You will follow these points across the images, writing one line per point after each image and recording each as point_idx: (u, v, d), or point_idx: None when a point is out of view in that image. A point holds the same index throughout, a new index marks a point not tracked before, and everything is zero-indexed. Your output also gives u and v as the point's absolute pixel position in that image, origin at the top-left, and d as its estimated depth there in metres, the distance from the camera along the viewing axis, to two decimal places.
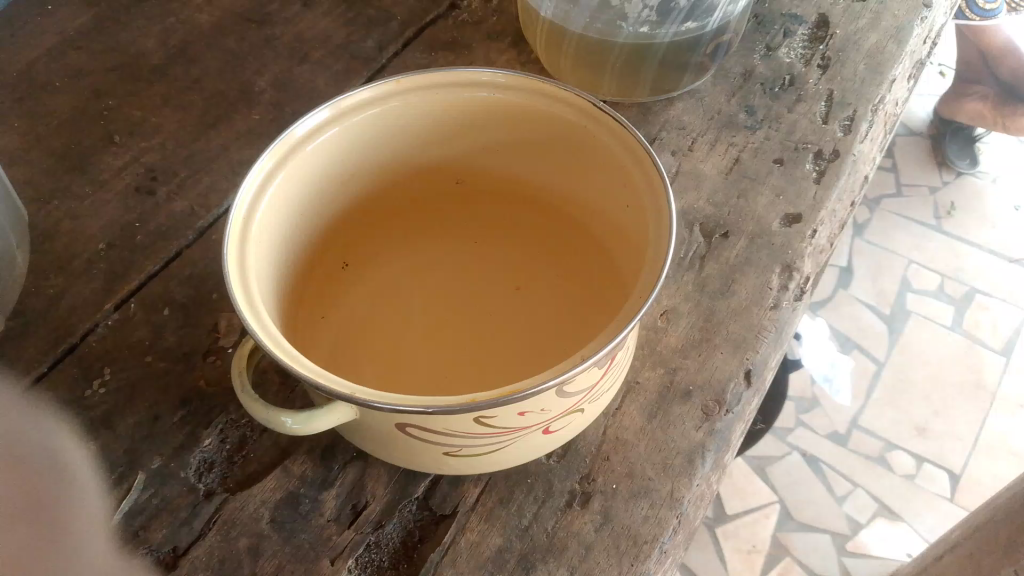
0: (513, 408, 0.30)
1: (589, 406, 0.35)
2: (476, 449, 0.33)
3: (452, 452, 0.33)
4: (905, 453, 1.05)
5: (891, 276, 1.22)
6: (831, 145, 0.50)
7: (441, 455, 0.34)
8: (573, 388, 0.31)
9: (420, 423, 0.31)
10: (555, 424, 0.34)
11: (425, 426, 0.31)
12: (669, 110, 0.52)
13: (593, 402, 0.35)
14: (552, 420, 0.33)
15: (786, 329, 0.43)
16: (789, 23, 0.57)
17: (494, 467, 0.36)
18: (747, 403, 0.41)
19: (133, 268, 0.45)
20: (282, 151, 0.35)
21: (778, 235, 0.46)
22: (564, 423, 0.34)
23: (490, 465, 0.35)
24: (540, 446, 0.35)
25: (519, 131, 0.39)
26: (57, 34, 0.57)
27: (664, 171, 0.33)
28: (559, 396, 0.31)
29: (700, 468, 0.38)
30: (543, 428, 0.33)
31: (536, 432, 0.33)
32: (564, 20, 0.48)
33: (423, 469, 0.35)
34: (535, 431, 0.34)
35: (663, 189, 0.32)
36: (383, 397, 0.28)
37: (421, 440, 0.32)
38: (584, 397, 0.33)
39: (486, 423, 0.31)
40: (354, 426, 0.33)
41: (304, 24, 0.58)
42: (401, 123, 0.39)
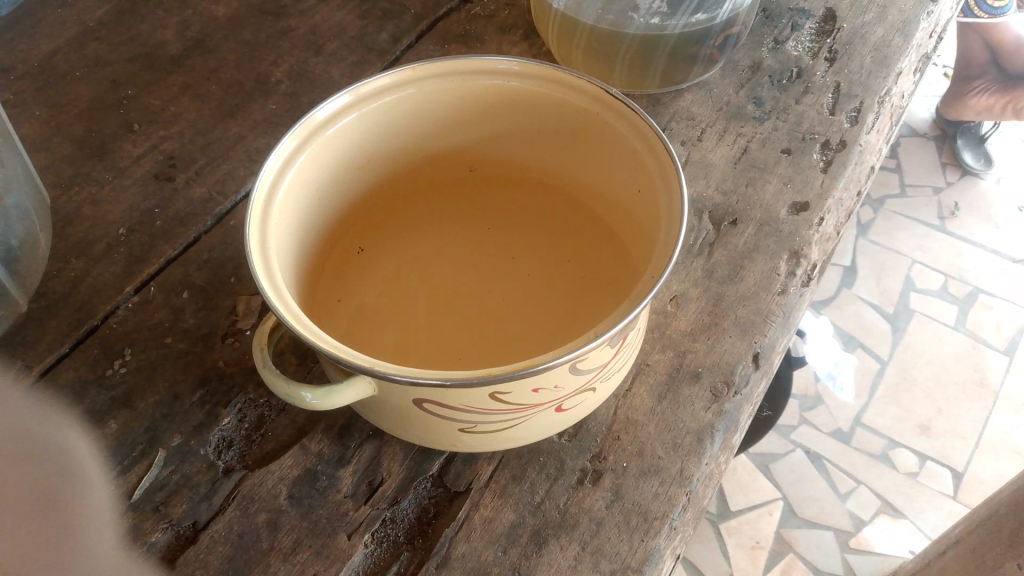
0: (527, 384, 0.31)
1: (600, 385, 0.35)
2: (491, 425, 0.34)
3: (467, 428, 0.34)
4: (908, 451, 1.05)
5: (895, 275, 1.22)
6: (839, 136, 0.50)
7: (456, 431, 0.34)
8: (585, 365, 0.32)
9: (437, 397, 0.31)
10: (568, 402, 0.34)
11: (442, 401, 0.31)
12: (678, 101, 0.53)
13: (605, 381, 0.35)
14: (564, 398, 0.34)
15: (794, 314, 0.44)
16: (797, 17, 0.58)
17: (507, 445, 0.36)
18: (755, 385, 0.41)
19: (153, 252, 0.46)
20: (303, 133, 0.35)
21: (786, 223, 0.46)
22: (576, 402, 0.35)
23: (503, 442, 0.36)
24: (554, 424, 0.36)
25: (532, 117, 0.40)
26: (76, 25, 0.58)
27: (675, 154, 0.34)
28: (573, 374, 0.32)
29: (709, 447, 0.39)
30: (556, 406, 0.34)
31: (549, 409, 0.34)
32: (576, 12, 0.49)
33: (437, 446, 0.36)
34: (548, 409, 0.34)
35: (674, 171, 0.33)
36: (400, 370, 0.29)
37: (436, 416, 0.33)
38: (596, 376, 0.34)
39: (500, 399, 0.32)
40: (371, 401, 0.34)
41: (319, 16, 0.59)
42: (418, 109, 0.40)
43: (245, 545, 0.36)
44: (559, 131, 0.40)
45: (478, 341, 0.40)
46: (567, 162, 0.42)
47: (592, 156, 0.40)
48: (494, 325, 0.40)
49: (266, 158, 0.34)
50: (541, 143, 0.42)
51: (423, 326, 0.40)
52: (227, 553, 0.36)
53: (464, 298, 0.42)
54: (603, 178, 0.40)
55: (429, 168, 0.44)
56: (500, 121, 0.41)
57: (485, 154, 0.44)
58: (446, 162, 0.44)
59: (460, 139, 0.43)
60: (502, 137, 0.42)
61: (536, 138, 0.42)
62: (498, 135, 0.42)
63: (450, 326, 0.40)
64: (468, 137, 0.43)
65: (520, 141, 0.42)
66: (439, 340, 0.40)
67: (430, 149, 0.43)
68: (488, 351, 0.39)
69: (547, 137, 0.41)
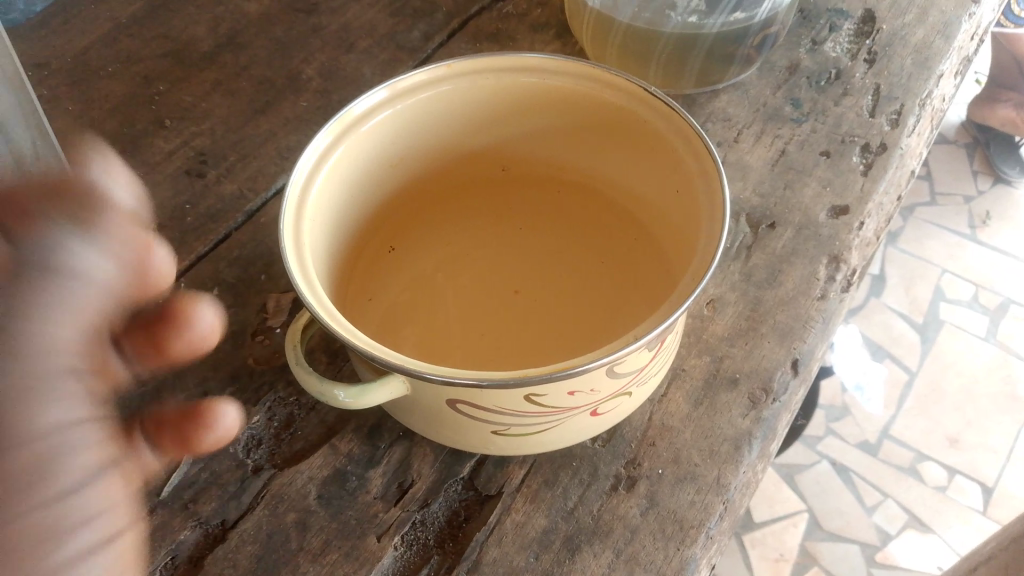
0: (564, 386, 0.30)
1: (636, 391, 0.34)
2: (525, 428, 0.33)
3: (500, 431, 0.33)
4: (937, 463, 1.03)
5: (925, 284, 1.20)
6: (879, 139, 0.49)
7: (489, 433, 0.34)
8: (622, 369, 0.31)
9: (470, 398, 0.31)
10: (603, 406, 0.34)
11: (476, 401, 0.31)
12: (714, 102, 0.52)
13: (641, 387, 0.35)
14: (600, 402, 0.33)
15: (833, 320, 0.43)
16: (835, 18, 0.56)
17: (539, 450, 0.36)
18: (793, 392, 0.40)
19: (183, 248, 0.46)
20: (338, 128, 0.35)
21: (825, 227, 0.45)
22: (612, 406, 0.34)
23: (531, 447, 0.35)
24: (591, 428, 0.35)
25: (567, 116, 0.40)
26: (109, 22, 0.58)
27: (716, 152, 0.33)
28: (611, 376, 0.31)
29: (746, 455, 0.38)
30: (591, 410, 0.33)
31: (583, 414, 0.33)
32: (611, 10, 0.48)
33: (469, 448, 0.35)
34: (583, 413, 0.34)
35: (715, 167, 0.33)
36: (434, 371, 0.28)
37: (468, 417, 0.32)
38: (632, 380, 0.33)
39: (535, 402, 0.31)
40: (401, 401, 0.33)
41: (350, 14, 0.59)
42: (454, 106, 0.39)
43: (274, 545, 0.36)
44: (595, 130, 0.40)
45: (509, 342, 0.39)
46: (605, 164, 0.41)
47: (629, 157, 0.39)
48: (527, 327, 0.40)
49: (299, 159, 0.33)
50: (579, 144, 0.41)
51: (452, 326, 0.40)
52: (255, 553, 0.35)
53: (497, 299, 0.41)
54: (641, 178, 0.40)
55: (462, 168, 0.44)
56: (538, 120, 0.41)
57: (517, 155, 0.43)
58: (479, 162, 0.44)
59: (494, 138, 0.42)
60: (537, 137, 0.42)
61: (572, 138, 0.41)
62: (532, 135, 0.42)
63: (484, 328, 0.40)
64: (500, 137, 0.42)
65: (557, 141, 0.42)
66: (467, 340, 0.39)
67: (464, 150, 0.42)
68: (517, 351, 0.39)
69: (584, 138, 0.41)
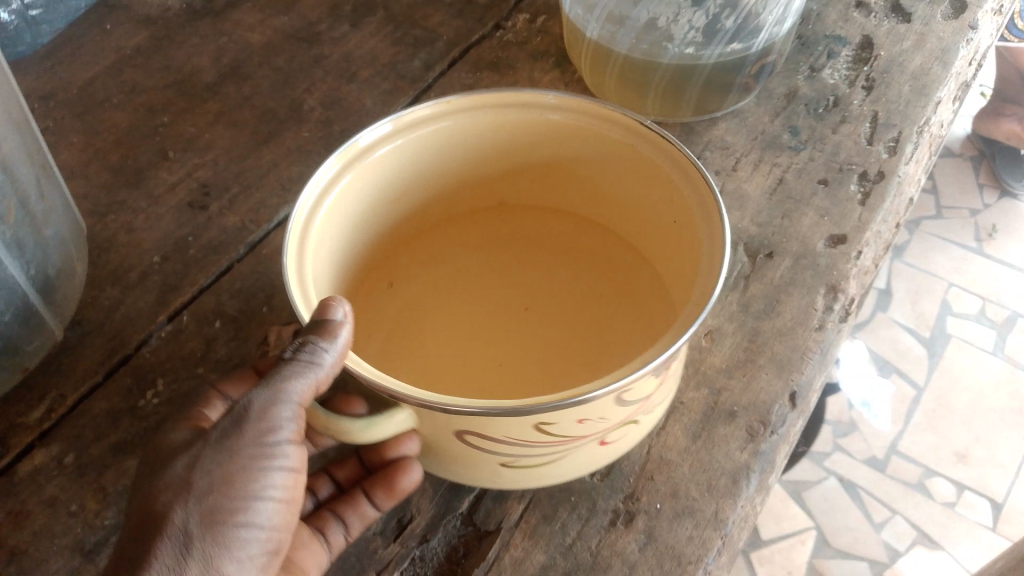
0: (572, 417, 0.30)
1: (643, 419, 0.35)
2: (533, 459, 0.33)
3: (508, 462, 0.33)
4: (945, 480, 1.03)
5: (931, 299, 1.20)
6: (877, 167, 0.49)
7: (497, 465, 0.34)
8: (631, 398, 0.31)
9: (479, 430, 0.30)
10: (611, 436, 0.34)
11: (484, 432, 0.31)
12: (713, 130, 0.52)
13: (648, 415, 0.35)
14: (608, 431, 0.33)
15: (831, 350, 0.43)
16: (833, 44, 0.57)
17: (549, 482, 0.35)
18: (792, 424, 0.40)
19: (187, 280, 0.46)
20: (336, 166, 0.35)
21: (823, 256, 0.46)
22: (619, 435, 0.34)
23: (538, 479, 0.35)
24: (598, 458, 0.35)
25: (564, 149, 0.40)
26: (114, 53, 0.59)
27: (713, 184, 0.33)
28: (621, 405, 0.31)
29: (744, 489, 0.38)
30: (599, 440, 0.33)
31: (590, 443, 0.33)
32: (610, 41, 0.49)
33: (477, 481, 0.35)
34: (590, 442, 0.33)
35: (713, 200, 0.33)
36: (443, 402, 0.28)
37: (475, 447, 0.32)
38: (639, 409, 0.33)
39: (543, 433, 0.31)
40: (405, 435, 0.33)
41: (352, 43, 0.59)
42: (451, 140, 0.39)
43: None
44: (591, 163, 0.40)
45: (507, 377, 0.39)
46: (605, 195, 0.42)
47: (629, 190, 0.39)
48: (531, 360, 0.40)
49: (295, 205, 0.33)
50: (575, 176, 0.42)
51: (452, 362, 0.40)
52: None
53: (501, 330, 0.41)
54: (635, 206, 0.40)
55: (457, 200, 0.44)
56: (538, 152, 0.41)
57: (510, 186, 0.44)
58: (474, 194, 0.44)
59: (489, 170, 0.42)
60: (532, 169, 0.42)
61: (567, 170, 0.41)
62: (528, 167, 0.42)
63: (485, 362, 0.40)
64: (495, 169, 0.42)
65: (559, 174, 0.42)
66: (465, 375, 0.39)
67: (460, 182, 0.43)
68: (515, 387, 0.39)
69: (582, 171, 0.41)
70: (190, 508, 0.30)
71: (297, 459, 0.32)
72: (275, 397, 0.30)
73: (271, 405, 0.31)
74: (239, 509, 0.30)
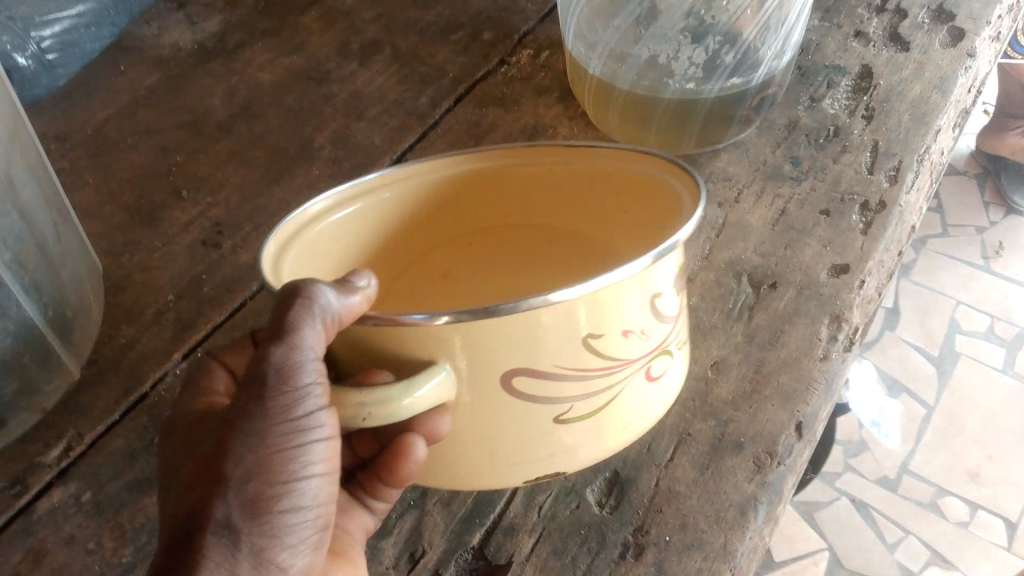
0: (617, 324, 0.29)
1: (676, 351, 0.34)
2: (586, 407, 0.31)
3: (563, 415, 0.31)
4: (958, 500, 1.02)
5: (939, 317, 1.20)
6: (878, 196, 0.50)
7: (553, 424, 0.31)
8: (664, 305, 0.31)
9: (529, 363, 0.29)
10: (654, 368, 0.33)
11: (537, 363, 0.29)
12: (715, 162, 0.53)
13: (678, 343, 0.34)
14: (651, 358, 0.32)
15: (836, 379, 0.44)
16: (833, 74, 0.58)
17: (608, 441, 0.33)
18: (798, 455, 0.41)
19: (200, 318, 0.47)
20: (300, 222, 0.34)
21: (826, 286, 0.46)
22: (662, 369, 0.33)
23: (598, 439, 0.33)
24: (648, 405, 0.33)
25: (502, 186, 0.40)
26: (128, 95, 0.61)
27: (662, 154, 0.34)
28: (655, 314, 0.31)
29: (753, 520, 0.38)
30: (645, 372, 0.32)
31: (636, 382, 0.32)
32: (612, 77, 0.50)
33: (538, 456, 0.32)
34: (638, 378, 0.32)
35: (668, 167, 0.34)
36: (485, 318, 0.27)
37: (530, 399, 0.30)
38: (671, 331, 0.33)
39: (593, 354, 0.30)
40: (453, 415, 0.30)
41: (361, 81, 0.61)
42: (386, 215, 0.38)
43: None
44: (529, 189, 0.40)
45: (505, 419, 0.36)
46: (588, 208, 0.41)
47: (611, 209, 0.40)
48: None
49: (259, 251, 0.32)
50: (513, 207, 0.41)
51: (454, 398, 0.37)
52: None
53: None
54: (585, 204, 0.41)
55: (401, 273, 0.42)
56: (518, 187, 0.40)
57: (445, 245, 0.42)
58: (416, 261, 0.42)
59: (426, 233, 0.41)
60: (468, 216, 0.41)
61: (506, 205, 0.41)
62: (463, 216, 0.41)
63: None
64: (431, 230, 0.41)
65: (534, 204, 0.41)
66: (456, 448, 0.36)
67: (399, 253, 0.41)
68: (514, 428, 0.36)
69: (516, 200, 0.41)
70: (231, 499, 0.27)
71: (331, 426, 0.28)
72: (294, 358, 0.28)
73: (295, 374, 0.28)
74: (284, 491, 0.28)
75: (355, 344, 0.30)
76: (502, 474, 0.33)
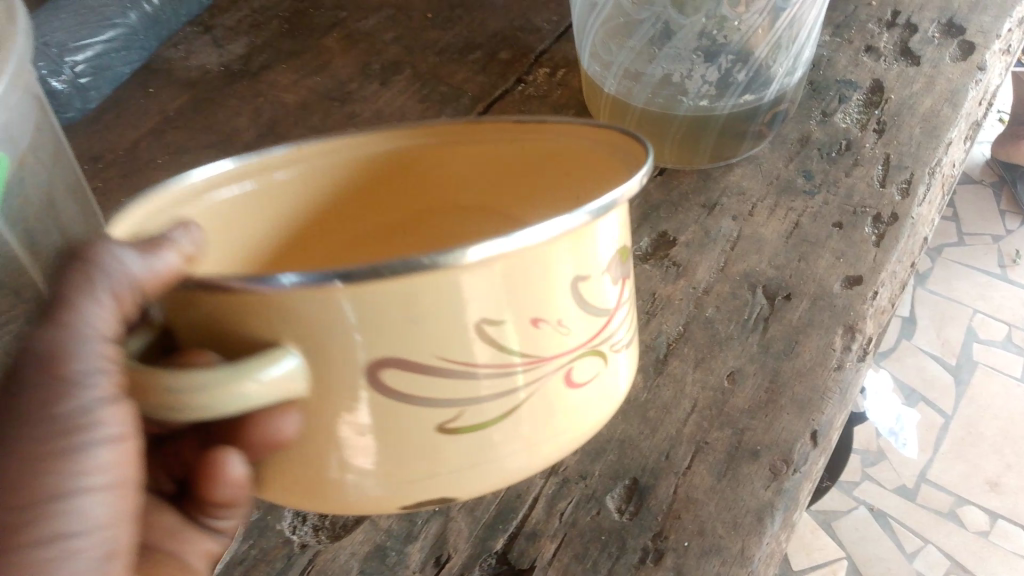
0: (522, 312, 0.26)
1: (611, 352, 0.31)
2: (490, 413, 0.28)
3: (455, 424, 0.28)
4: (977, 509, 1.02)
5: (956, 325, 1.20)
6: (890, 209, 0.51)
7: (444, 434, 0.28)
8: (588, 292, 0.28)
9: (407, 355, 0.26)
10: (579, 371, 0.30)
11: (419, 356, 0.26)
12: (729, 176, 0.54)
13: (616, 342, 0.31)
14: (577, 357, 0.29)
15: (851, 388, 0.45)
16: (844, 89, 0.59)
17: (518, 456, 0.30)
18: (813, 462, 0.42)
19: None
20: (179, 196, 0.29)
21: (840, 297, 0.47)
22: (589, 371, 0.30)
23: (516, 442, 0.29)
24: (577, 409, 0.31)
25: (433, 168, 0.36)
26: (158, 116, 0.63)
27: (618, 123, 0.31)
28: (576, 301, 0.28)
29: (769, 526, 0.39)
30: (569, 374, 0.29)
31: (559, 379, 0.29)
32: (626, 95, 0.51)
33: (435, 468, 0.29)
34: (560, 381, 0.29)
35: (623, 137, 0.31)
36: (405, 277, 0.24)
37: (411, 401, 0.27)
38: (604, 327, 0.30)
39: (493, 346, 0.26)
40: (344, 404, 0.26)
41: (382, 101, 0.62)
42: (298, 196, 0.34)
43: None
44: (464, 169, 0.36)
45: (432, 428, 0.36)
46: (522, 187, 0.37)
47: (550, 179, 0.35)
48: None
49: (112, 226, 0.27)
50: (444, 192, 0.37)
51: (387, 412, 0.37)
52: None
53: None
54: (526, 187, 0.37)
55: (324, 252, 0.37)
56: (452, 160, 0.36)
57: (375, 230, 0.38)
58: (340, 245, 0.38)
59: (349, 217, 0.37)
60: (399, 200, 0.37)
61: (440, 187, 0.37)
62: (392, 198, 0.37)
63: None
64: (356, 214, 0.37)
65: (473, 178, 0.37)
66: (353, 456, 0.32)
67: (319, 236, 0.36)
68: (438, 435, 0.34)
69: (449, 182, 0.37)
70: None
71: (114, 424, 0.25)
72: (66, 342, 0.24)
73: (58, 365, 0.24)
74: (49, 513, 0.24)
75: (195, 321, 0.26)
76: (396, 492, 0.29)
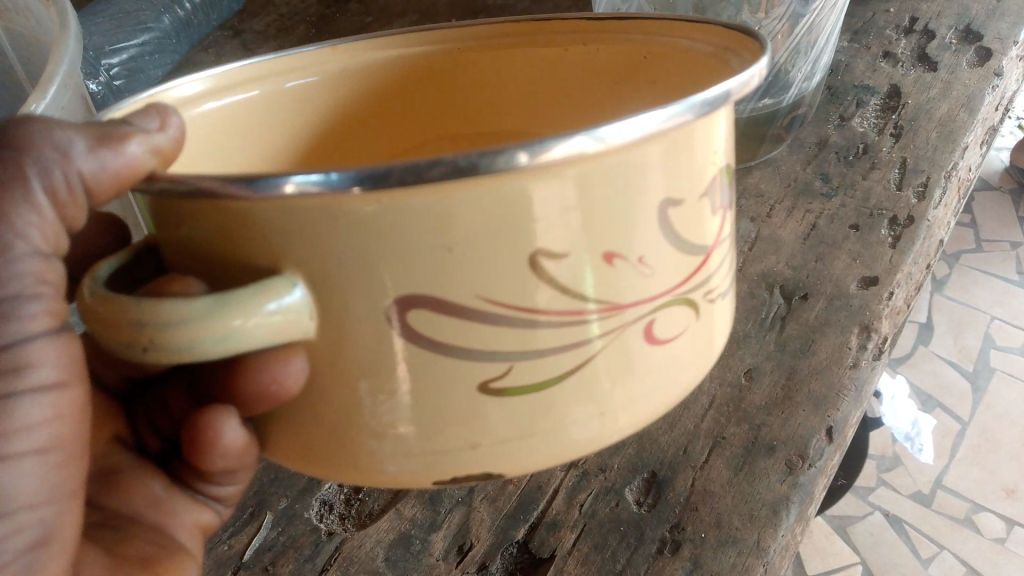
0: (598, 245, 0.24)
1: (699, 304, 0.29)
2: (543, 371, 0.26)
3: (502, 381, 0.26)
4: (994, 515, 1.02)
5: (973, 332, 1.20)
6: (906, 211, 0.52)
7: (487, 392, 0.26)
8: (679, 222, 0.26)
9: (441, 292, 0.24)
10: (658, 324, 0.27)
11: (464, 294, 0.24)
12: (748, 179, 0.55)
13: (704, 293, 0.29)
14: (657, 308, 0.27)
15: (866, 387, 0.46)
16: (862, 95, 0.60)
17: (575, 424, 0.27)
18: (829, 458, 0.43)
19: None
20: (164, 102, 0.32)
21: (855, 297, 0.48)
22: (670, 325, 0.28)
23: (584, 403, 0.27)
24: (652, 370, 0.28)
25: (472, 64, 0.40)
26: None
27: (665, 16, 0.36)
28: (654, 237, 0.26)
29: (784, 519, 0.40)
30: (646, 329, 0.27)
31: (642, 326, 0.27)
32: None
33: (476, 433, 0.27)
34: (637, 335, 0.27)
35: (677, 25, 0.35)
36: (464, 183, 0.22)
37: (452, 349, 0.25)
38: (687, 277, 0.28)
39: (550, 288, 0.24)
40: (385, 343, 0.25)
41: None
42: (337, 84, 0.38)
43: None
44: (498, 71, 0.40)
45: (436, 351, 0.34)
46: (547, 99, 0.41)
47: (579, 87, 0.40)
48: None
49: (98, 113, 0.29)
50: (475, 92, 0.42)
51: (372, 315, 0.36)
52: None
53: None
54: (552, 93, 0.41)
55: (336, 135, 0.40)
56: (492, 65, 0.40)
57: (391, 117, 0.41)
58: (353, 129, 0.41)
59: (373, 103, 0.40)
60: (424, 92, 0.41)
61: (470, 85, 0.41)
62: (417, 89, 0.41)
63: None
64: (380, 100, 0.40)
65: (508, 84, 0.41)
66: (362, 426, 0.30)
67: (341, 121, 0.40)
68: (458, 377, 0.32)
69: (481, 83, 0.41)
70: None
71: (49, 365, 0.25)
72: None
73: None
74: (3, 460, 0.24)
75: (189, 238, 0.25)
76: (436, 456, 0.27)
